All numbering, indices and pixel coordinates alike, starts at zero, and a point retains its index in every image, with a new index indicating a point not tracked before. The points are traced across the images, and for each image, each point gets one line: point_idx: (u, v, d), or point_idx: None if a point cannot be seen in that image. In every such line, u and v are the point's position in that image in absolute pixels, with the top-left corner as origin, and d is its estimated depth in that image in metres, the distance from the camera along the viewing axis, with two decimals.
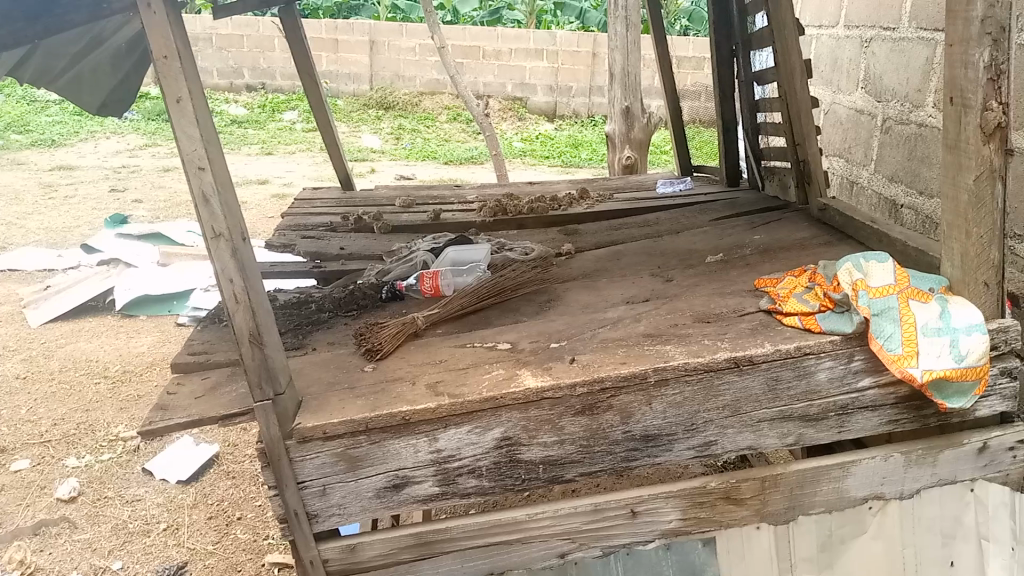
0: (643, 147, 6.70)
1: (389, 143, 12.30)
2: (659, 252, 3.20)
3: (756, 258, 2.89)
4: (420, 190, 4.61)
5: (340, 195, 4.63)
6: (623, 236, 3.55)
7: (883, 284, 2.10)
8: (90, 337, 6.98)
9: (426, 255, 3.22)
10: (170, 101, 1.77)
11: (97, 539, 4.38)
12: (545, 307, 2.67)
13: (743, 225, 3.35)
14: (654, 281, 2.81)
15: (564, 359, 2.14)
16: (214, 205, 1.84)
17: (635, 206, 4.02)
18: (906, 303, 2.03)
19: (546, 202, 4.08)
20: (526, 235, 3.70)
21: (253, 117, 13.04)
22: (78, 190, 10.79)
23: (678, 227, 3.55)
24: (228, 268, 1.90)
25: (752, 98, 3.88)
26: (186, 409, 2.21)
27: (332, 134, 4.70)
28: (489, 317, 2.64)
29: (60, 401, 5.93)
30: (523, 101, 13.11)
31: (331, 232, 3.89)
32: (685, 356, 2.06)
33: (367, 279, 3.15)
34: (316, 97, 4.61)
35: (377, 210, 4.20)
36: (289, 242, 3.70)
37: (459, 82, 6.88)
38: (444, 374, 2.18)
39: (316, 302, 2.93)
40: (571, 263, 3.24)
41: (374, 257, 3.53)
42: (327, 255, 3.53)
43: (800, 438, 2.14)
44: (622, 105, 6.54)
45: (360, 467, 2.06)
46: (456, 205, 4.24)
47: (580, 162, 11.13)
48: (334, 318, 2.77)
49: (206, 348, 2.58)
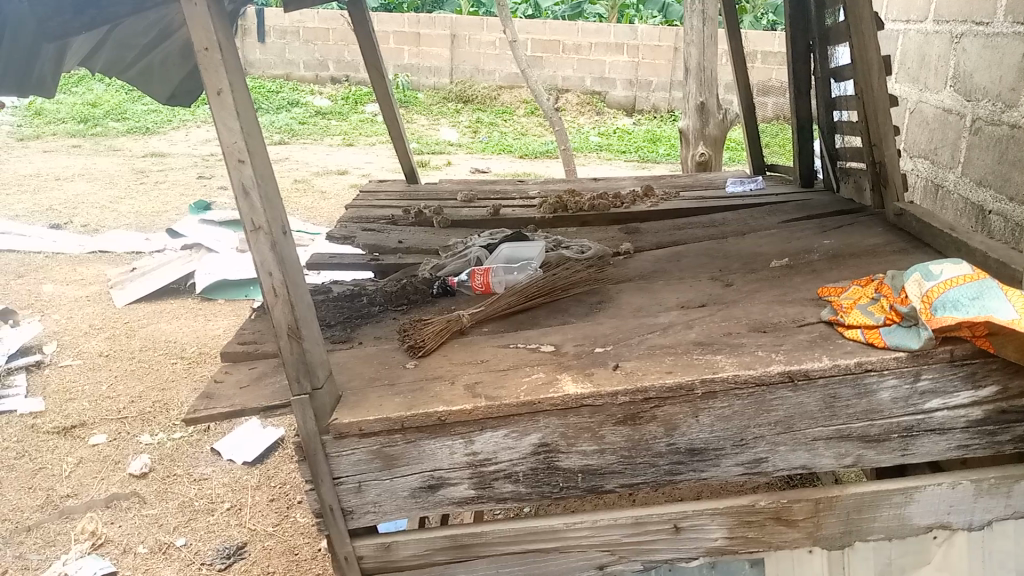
0: (718, 145, 6.50)
1: (466, 135, 12.34)
2: (722, 255, 3.08)
3: (822, 265, 2.74)
4: (483, 184, 4.58)
5: (403, 187, 4.64)
6: (685, 236, 3.42)
7: (960, 274, 1.93)
8: (170, 319, 7.23)
9: (480, 251, 3.20)
10: (211, 94, 1.78)
11: (164, 516, 4.52)
12: (596, 308, 2.59)
13: (813, 229, 3.19)
14: (713, 284, 2.70)
15: (608, 365, 2.06)
16: (253, 199, 1.85)
17: (702, 204, 3.88)
18: (1000, 285, 1.89)
19: (609, 199, 3.99)
20: (584, 232, 3.62)
21: (336, 109, 13.31)
22: (168, 176, 11.23)
23: (744, 228, 3.41)
24: (267, 261, 1.90)
25: (829, 95, 3.70)
26: (230, 399, 2.23)
27: (398, 127, 4.71)
28: (538, 317, 2.58)
29: (138, 379, 6.17)
30: (602, 95, 12.96)
31: (391, 225, 3.89)
32: (735, 368, 1.95)
33: (422, 274, 3.14)
34: (384, 90, 4.63)
35: (438, 204, 4.19)
36: (349, 234, 3.71)
37: (531, 76, 6.80)
38: (484, 375, 2.13)
39: (368, 296, 2.91)
40: (628, 264, 3.16)
41: (431, 252, 3.52)
42: (386, 248, 3.53)
43: (859, 459, 2.00)
44: (696, 100, 6.39)
45: (395, 465, 2.03)
46: (517, 200, 4.19)
47: (657, 158, 10.96)
48: (383, 313, 2.76)
49: (255, 337, 2.59)
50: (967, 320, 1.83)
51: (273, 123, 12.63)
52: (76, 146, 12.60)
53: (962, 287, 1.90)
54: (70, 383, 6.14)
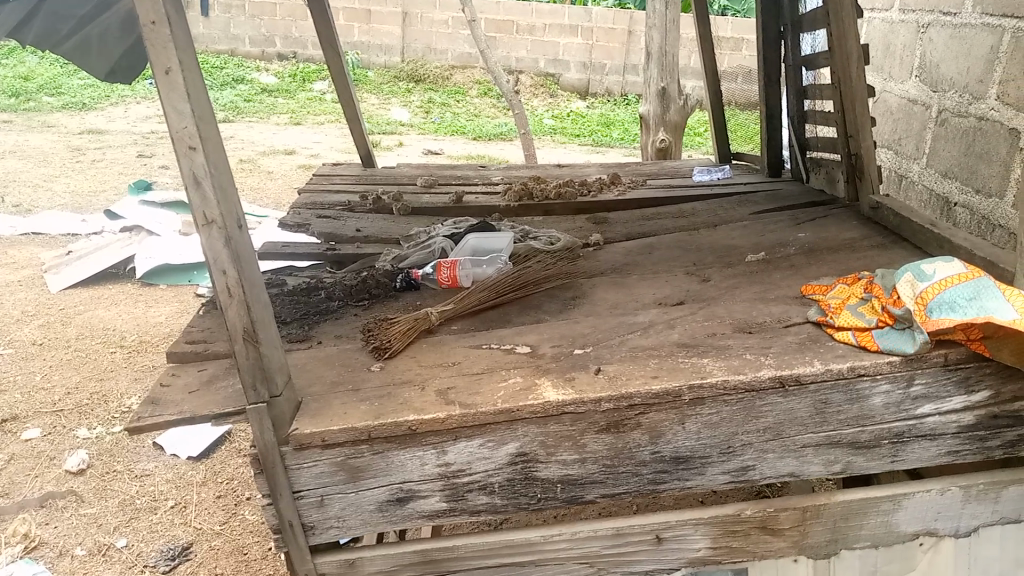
0: (678, 131, 6.43)
1: (418, 116, 12.08)
2: (695, 247, 2.98)
3: (800, 260, 2.67)
4: (443, 169, 4.42)
5: (359, 172, 4.45)
6: (655, 227, 3.32)
7: (955, 273, 1.85)
8: (108, 305, 6.90)
9: (445, 242, 3.06)
10: (158, 72, 1.60)
11: (103, 515, 4.28)
12: (569, 304, 2.47)
13: (786, 221, 3.11)
14: (689, 279, 2.60)
15: (588, 369, 1.94)
16: (205, 189, 1.68)
17: (670, 194, 3.79)
18: (997, 284, 1.81)
19: (575, 187, 3.87)
20: (550, 222, 3.50)
21: (283, 86, 12.90)
22: (105, 154, 10.73)
23: (715, 219, 3.32)
24: (220, 257, 1.73)
25: (800, 84, 3.63)
26: (178, 405, 2.05)
27: (355, 108, 4.50)
28: (509, 313, 2.45)
29: (75, 370, 5.86)
30: (555, 77, 12.81)
31: (348, 211, 3.71)
32: (724, 372, 1.85)
33: (383, 265, 2.98)
34: (340, 70, 4.42)
35: (397, 189, 4.01)
36: (303, 221, 3.52)
37: (490, 57, 6.62)
38: (456, 380, 1.99)
39: (326, 289, 2.74)
40: (599, 256, 3.04)
41: (391, 241, 3.35)
42: (342, 237, 3.35)
43: (848, 466, 1.93)
44: (658, 86, 6.30)
45: (361, 477, 1.89)
46: (479, 187, 4.04)
47: (611, 142, 10.90)
48: (344, 308, 2.59)
49: (205, 336, 2.40)
50: (966, 321, 1.74)
51: (217, 100, 12.17)
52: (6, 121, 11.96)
53: (958, 286, 1.82)
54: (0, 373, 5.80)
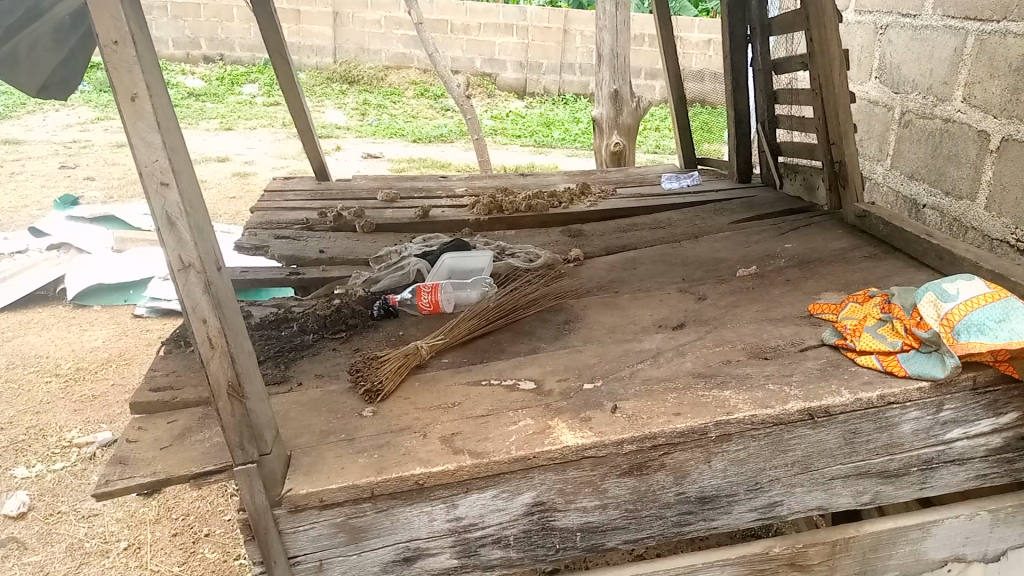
0: (631, 133, 6.36)
1: (355, 118, 11.77)
2: (682, 261, 2.89)
3: (794, 273, 2.60)
4: (402, 181, 4.27)
5: (314, 186, 4.24)
6: (635, 239, 3.22)
7: (981, 295, 1.80)
8: (39, 330, 6.47)
9: (421, 263, 2.90)
10: (122, 99, 1.41)
11: (49, 562, 3.95)
12: (565, 330, 2.35)
13: (770, 230, 3.05)
14: (685, 297, 2.50)
15: (604, 408, 1.81)
16: (180, 230, 1.49)
17: (643, 202, 3.70)
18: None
19: (545, 198, 3.74)
20: (524, 237, 3.37)
21: (212, 90, 12.40)
22: (25, 166, 10.13)
23: (696, 230, 3.24)
24: (199, 305, 1.54)
25: (770, 88, 3.58)
26: (149, 464, 1.84)
27: (307, 119, 4.29)
28: (502, 342, 2.31)
29: (7, 402, 5.45)
30: (492, 76, 12.62)
31: (308, 230, 3.50)
32: (751, 406, 1.74)
33: (356, 290, 2.80)
34: (289, 79, 4.19)
35: (358, 205, 3.82)
36: (262, 243, 3.30)
37: (436, 60, 6.44)
38: (461, 423, 1.83)
39: (298, 320, 2.54)
40: (582, 273, 2.93)
41: (358, 263, 3.17)
42: (306, 259, 3.15)
43: (877, 496, 1.87)
44: (609, 88, 6.23)
45: (364, 538, 1.72)
46: (445, 200, 3.89)
47: (553, 142, 10.82)
48: (321, 342, 2.40)
49: (171, 382, 2.18)
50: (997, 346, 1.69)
51: None
52: None
53: (985, 309, 1.77)
54: None
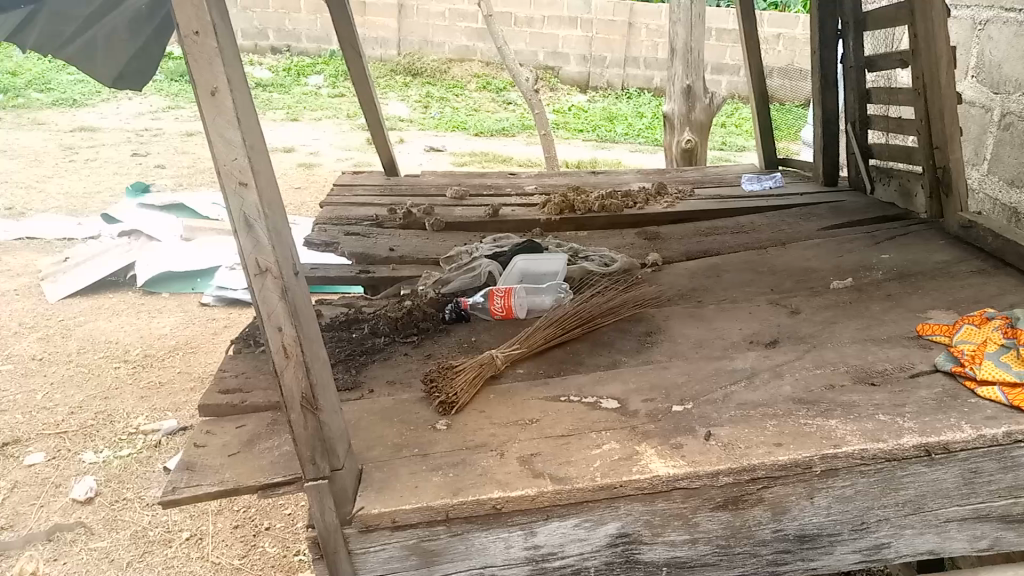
0: (703, 130, 6.15)
1: (418, 111, 11.74)
2: (769, 271, 2.74)
3: (894, 287, 2.42)
4: (471, 177, 4.20)
5: (382, 181, 4.18)
6: (716, 244, 3.07)
7: None
8: (110, 316, 6.59)
9: (493, 265, 2.80)
10: (203, 93, 1.34)
11: (114, 549, 3.99)
12: (647, 343, 2.22)
13: (863, 239, 2.87)
14: (775, 311, 2.35)
15: (697, 434, 1.68)
16: (258, 233, 1.41)
17: (723, 205, 3.53)
18: None
19: (619, 198, 3.61)
20: (598, 239, 3.25)
21: (279, 81, 12.52)
22: (99, 154, 10.38)
23: (782, 236, 3.07)
24: (274, 312, 1.46)
25: (862, 87, 3.36)
26: (217, 472, 1.78)
27: (376, 112, 4.23)
28: (580, 353, 2.19)
29: (77, 387, 5.55)
30: (556, 70, 12.37)
31: (377, 227, 3.43)
32: (860, 438, 1.60)
33: (426, 291, 2.71)
34: (359, 71, 4.13)
35: (427, 202, 3.75)
36: (331, 239, 3.24)
37: (504, 53, 6.33)
38: (540, 443, 1.72)
39: (369, 322, 2.46)
40: (662, 279, 2.79)
41: (428, 262, 3.08)
42: (376, 258, 3.08)
43: (995, 542, 1.71)
44: (682, 83, 6.03)
45: (436, 562, 1.63)
46: (515, 198, 3.79)
47: (616, 137, 10.63)
48: (392, 345, 2.31)
49: (240, 385, 2.12)
50: None
51: None
52: None
53: None
54: None
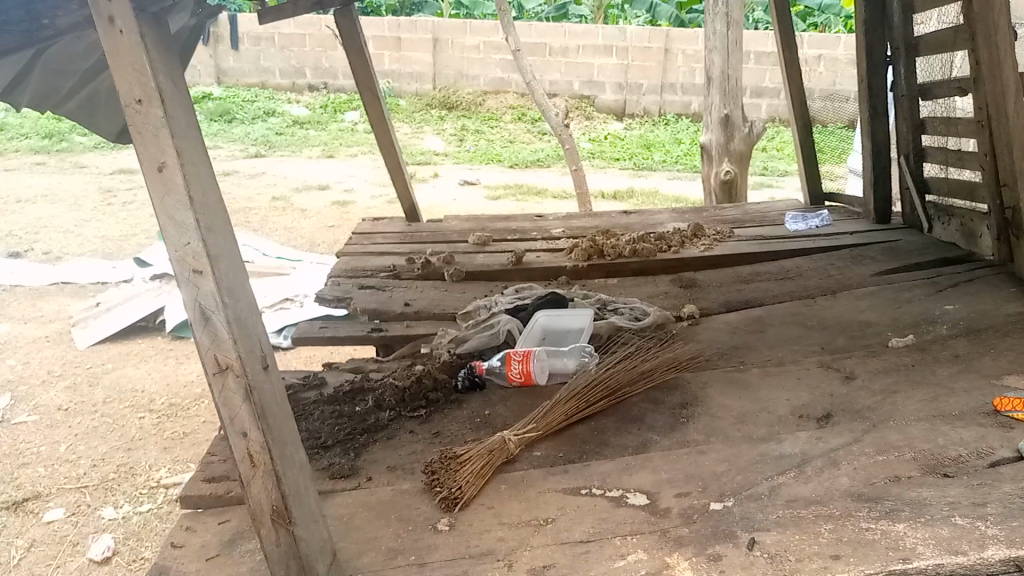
0: (743, 160, 5.89)
1: (452, 145, 11.63)
2: (817, 325, 2.47)
3: (962, 344, 2.14)
4: (496, 222, 4.03)
5: (404, 227, 4.02)
6: (757, 294, 2.82)
7: None
8: (139, 362, 6.51)
9: (512, 323, 2.57)
10: (150, 169, 1.16)
11: None
12: (681, 417, 1.98)
13: (922, 287, 2.59)
14: (827, 376, 2.08)
15: (738, 541, 1.43)
16: (216, 328, 1.21)
17: (763, 248, 3.27)
18: None
19: (652, 242, 3.37)
20: (629, 288, 3.01)
21: (315, 118, 12.55)
22: (137, 196, 10.46)
23: (830, 283, 2.81)
24: (239, 417, 1.25)
25: (916, 117, 3.09)
26: None
27: (395, 155, 4.07)
28: (605, 429, 1.96)
29: (103, 438, 5.43)
30: (591, 99, 12.15)
31: (394, 279, 3.24)
32: (936, 551, 1.33)
33: (440, 354, 2.50)
34: (377, 113, 3.96)
35: (448, 250, 3.56)
36: (344, 294, 3.06)
37: (534, 88, 6.17)
38: (554, 551, 1.48)
39: (374, 392, 2.25)
40: (698, 337, 2.54)
41: (445, 318, 2.88)
42: (389, 313, 2.88)
43: None
44: (720, 112, 5.80)
45: None
46: (541, 243, 3.59)
47: (654, 165, 10.38)
48: (397, 421, 2.09)
49: (227, 471, 1.92)
50: None
51: (249, 135, 11.94)
52: (41, 164, 11.80)
53: None
54: (23, 443, 5.38)
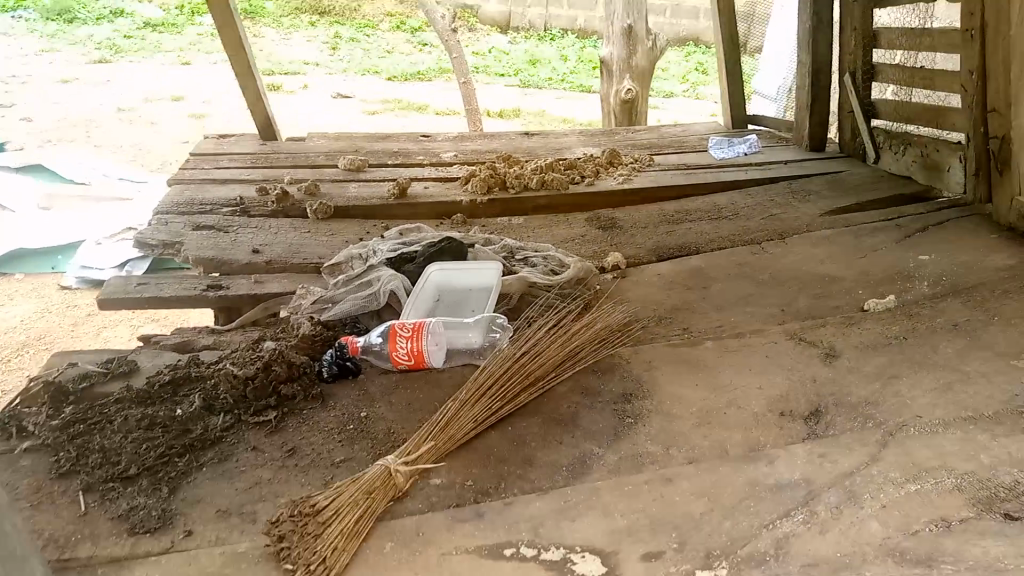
0: (645, 78, 5.37)
1: (323, 53, 10.44)
2: (773, 280, 2.03)
3: (955, 308, 1.74)
4: (371, 145, 3.39)
5: (262, 150, 3.28)
6: (692, 238, 2.35)
7: None
8: None
9: (395, 281, 1.98)
10: None
11: None
12: (626, 416, 1.49)
13: (886, 230, 2.19)
14: (802, 352, 1.64)
15: None
16: None
17: (689, 179, 2.81)
18: None
19: (562, 171, 2.85)
20: (538, 229, 2.49)
21: (169, 20, 10.88)
22: None
23: (776, 224, 2.37)
24: None
25: (869, 29, 2.66)
26: None
27: (246, 61, 3.30)
28: (528, 437, 1.44)
29: None
30: (475, 9, 11.37)
31: (241, 217, 2.58)
32: None
33: (298, 324, 1.90)
34: (222, 13, 3.11)
35: (314, 179, 2.91)
36: (174, 237, 2.39)
37: None
38: None
39: (204, 386, 1.65)
40: (629, 294, 2.05)
41: (309, 269, 2.27)
42: (234, 264, 2.26)
43: None
44: (623, 23, 5.21)
45: None
46: (427, 171, 2.99)
47: (542, 82, 9.74)
48: (234, 434, 1.52)
49: None
50: None
51: (87, 36, 10.35)
52: None
53: None
54: None
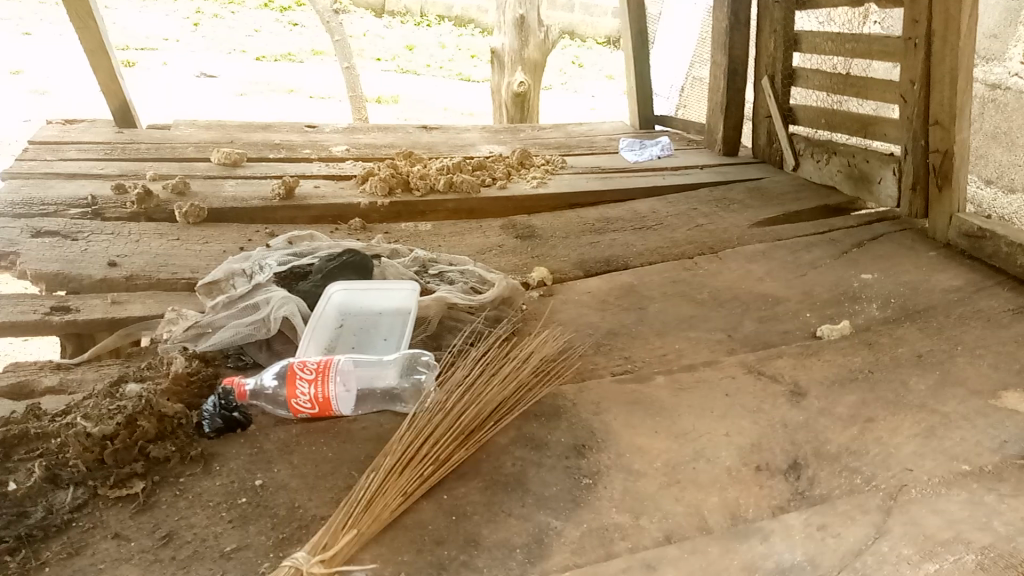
0: (538, 71, 5.16)
1: (183, 28, 9.59)
2: (713, 300, 1.87)
3: (914, 335, 1.62)
4: (247, 135, 3.01)
5: (117, 138, 2.84)
6: (618, 250, 2.17)
7: None
8: None
9: (289, 304, 1.66)
10: None
11: None
12: (583, 476, 1.26)
13: (820, 245, 2.08)
14: (764, 390, 1.47)
15: None
16: None
17: (605, 183, 2.63)
18: None
19: (468, 171, 2.60)
20: (448, 238, 2.23)
21: None
22: None
23: (703, 237, 2.22)
24: None
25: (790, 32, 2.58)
26: None
27: (94, 34, 2.83)
28: (469, 508, 1.19)
29: None
30: None
31: (93, 219, 2.18)
32: None
33: (164, 361, 1.55)
34: None
35: (181, 174, 2.52)
36: (8, 246, 1.97)
37: None
38: None
39: (46, 450, 1.29)
40: (560, 315, 1.83)
41: (181, 286, 1.91)
42: (84, 280, 1.87)
43: None
44: (515, 13, 4.91)
45: None
46: (314, 167, 2.66)
47: (421, 70, 9.39)
48: (86, 518, 1.18)
49: None
50: None
51: None
52: None
53: None
54: None
